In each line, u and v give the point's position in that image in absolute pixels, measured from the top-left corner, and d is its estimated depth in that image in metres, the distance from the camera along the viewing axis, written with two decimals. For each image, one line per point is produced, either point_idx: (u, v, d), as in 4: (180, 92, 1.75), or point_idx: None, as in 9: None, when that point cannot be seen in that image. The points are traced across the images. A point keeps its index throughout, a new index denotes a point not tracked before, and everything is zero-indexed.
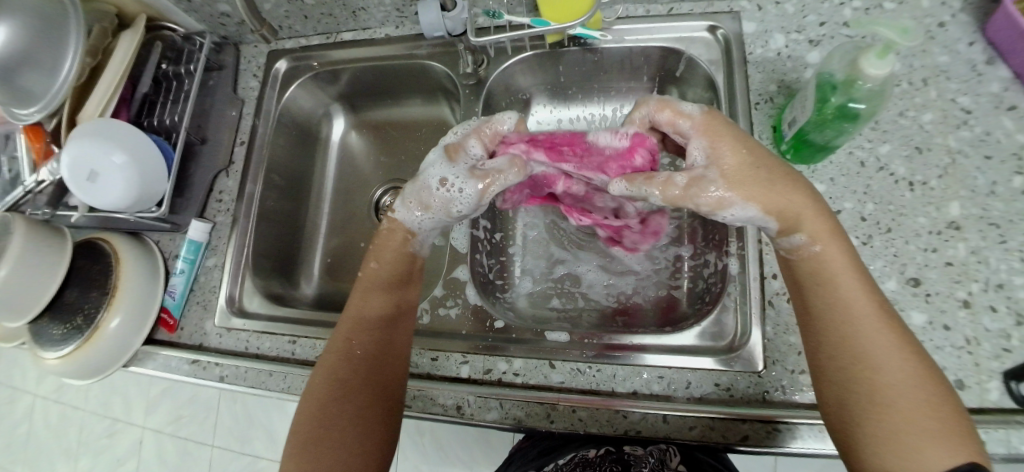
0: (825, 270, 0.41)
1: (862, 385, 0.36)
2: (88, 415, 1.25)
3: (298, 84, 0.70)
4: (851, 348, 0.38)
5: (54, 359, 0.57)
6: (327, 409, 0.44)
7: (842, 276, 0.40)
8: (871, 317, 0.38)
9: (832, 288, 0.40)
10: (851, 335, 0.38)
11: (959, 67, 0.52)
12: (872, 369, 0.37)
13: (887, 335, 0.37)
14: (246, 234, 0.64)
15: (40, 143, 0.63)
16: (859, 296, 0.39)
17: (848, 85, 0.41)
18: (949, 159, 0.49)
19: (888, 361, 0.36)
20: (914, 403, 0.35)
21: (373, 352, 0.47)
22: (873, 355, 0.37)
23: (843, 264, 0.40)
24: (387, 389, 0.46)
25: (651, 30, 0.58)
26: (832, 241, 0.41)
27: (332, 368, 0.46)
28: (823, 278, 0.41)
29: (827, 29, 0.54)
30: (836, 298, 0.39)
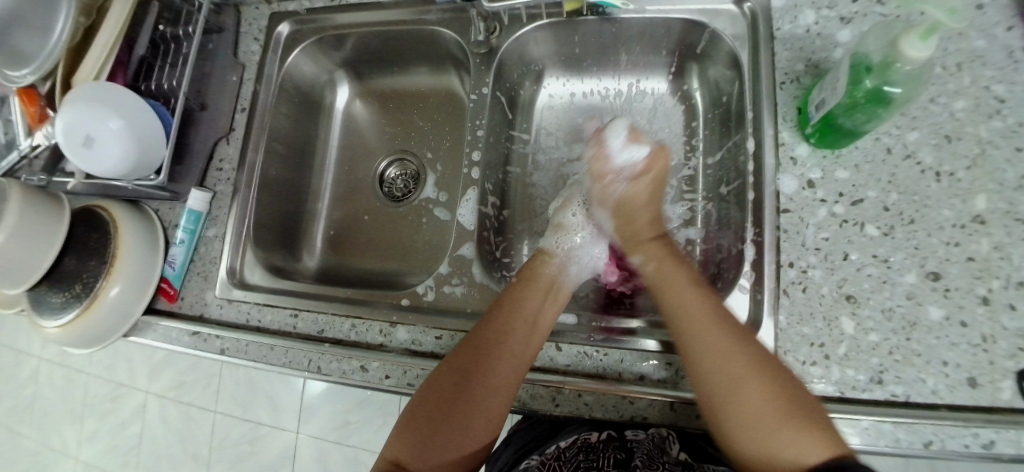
0: (670, 285, 0.46)
1: (710, 386, 0.39)
2: (93, 379, 1.26)
3: (301, 48, 0.67)
4: (696, 355, 0.41)
5: (54, 327, 0.56)
6: (441, 401, 0.43)
7: (680, 292, 0.45)
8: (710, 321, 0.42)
9: (671, 294, 0.46)
10: (692, 338, 0.41)
11: (998, 51, 0.49)
12: (714, 370, 0.39)
13: (727, 336, 0.40)
14: (246, 204, 0.63)
15: (35, 107, 0.60)
16: (697, 302, 0.43)
17: (884, 67, 0.39)
18: (979, 150, 0.47)
19: (728, 357, 0.39)
20: (762, 395, 0.37)
21: (499, 353, 0.44)
22: (705, 359, 0.40)
23: (682, 286, 0.46)
24: (507, 395, 0.43)
25: (674, 0, 0.55)
26: (678, 266, 0.48)
27: (454, 361, 0.45)
28: (667, 294, 0.46)
29: (861, 6, 0.51)
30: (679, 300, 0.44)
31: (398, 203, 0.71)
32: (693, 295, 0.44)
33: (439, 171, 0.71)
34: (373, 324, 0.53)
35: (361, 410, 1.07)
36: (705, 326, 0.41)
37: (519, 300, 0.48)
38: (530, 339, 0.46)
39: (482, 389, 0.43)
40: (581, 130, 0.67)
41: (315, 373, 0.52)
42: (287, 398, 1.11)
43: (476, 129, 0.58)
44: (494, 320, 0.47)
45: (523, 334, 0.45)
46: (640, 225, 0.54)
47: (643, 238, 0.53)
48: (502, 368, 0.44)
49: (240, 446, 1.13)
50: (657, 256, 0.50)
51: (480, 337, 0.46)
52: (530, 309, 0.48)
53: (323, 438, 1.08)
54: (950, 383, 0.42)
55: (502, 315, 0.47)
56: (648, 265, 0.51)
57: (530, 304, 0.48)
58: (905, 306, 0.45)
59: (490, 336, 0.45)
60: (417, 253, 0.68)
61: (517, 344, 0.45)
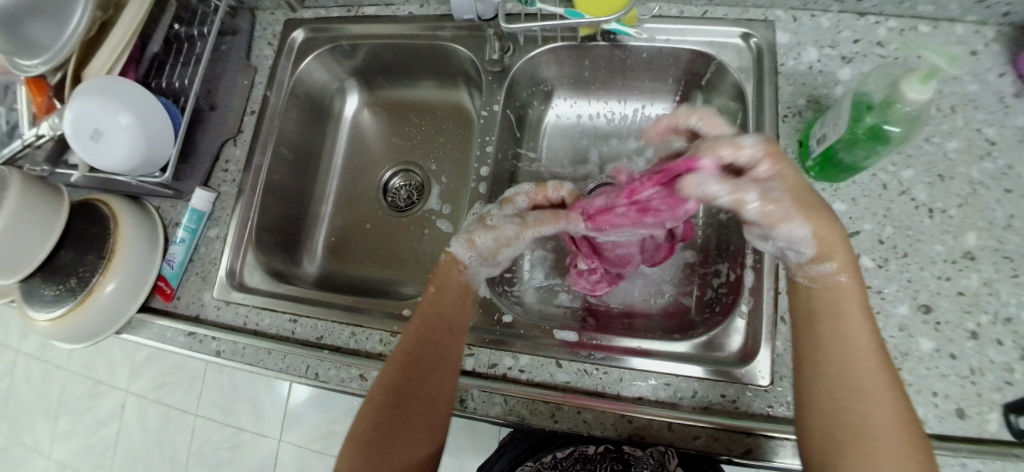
0: (842, 300, 0.39)
1: (842, 424, 0.35)
2: (72, 375, 1.23)
3: (314, 56, 0.68)
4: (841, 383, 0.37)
5: (45, 320, 0.55)
6: (385, 410, 0.44)
7: (845, 311, 0.39)
8: (869, 358, 0.37)
9: (832, 315, 0.39)
10: (845, 372, 0.37)
11: (988, 97, 0.52)
12: (862, 407, 0.35)
13: (885, 382, 0.36)
14: (251, 206, 0.63)
15: (42, 97, 0.60)
16: (864, 331, 0.38)
17: (885, 107, 0.41)
18: (969, 189, 0.49)
19: (871, 400, 0.35)
20: (897, 449, 0.34)
21: (436, 356, 0.46)
22: (858, 393, 0.36)
23: (853, 299, 0.39)
24: (448, 395, 0.45)
25: (683, 32, 0.57)
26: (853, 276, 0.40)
27: (393, 370, 0.46)
28: (828, 311, 0.40)
29: (860, 47, 0.53)
30: (843, 332, 0.38)
31: (401, 212, 0.72)
32: (863, 324, 0.38)
33: (444, 182, 0.72)
34: (373, 333, 0.53)
35: (347, 419, 1.06)
36: (865, 357, 0.37)
37: (436, 308, 0.49)
38: (455, 337, 0.48)
39: (422, 393, 0.44)
40: (585, 151, 0.68)
41: (313, 379, 0.52)
42: (272, 403, 1.09)
43: (485, 143, 0.59)
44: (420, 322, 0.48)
45: (450, 335, 0.48)
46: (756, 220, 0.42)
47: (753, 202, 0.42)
48: (441, 368, 0.46)
49: (220, 451, 1.10)
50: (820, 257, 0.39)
51: (414, 341, 0.47)
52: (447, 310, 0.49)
53: (307, 446, 1.06)
54: (939, 414, 0.43)
55: (421, 326, 0.48)
56: (836, 270, 0.40)
57: (448, 305, 0.50)
58: (898, 337, 0.46)
59: (426, 339, 0.47)
60: (418, 263, 0.68)
61: (439, 354, 0.46)
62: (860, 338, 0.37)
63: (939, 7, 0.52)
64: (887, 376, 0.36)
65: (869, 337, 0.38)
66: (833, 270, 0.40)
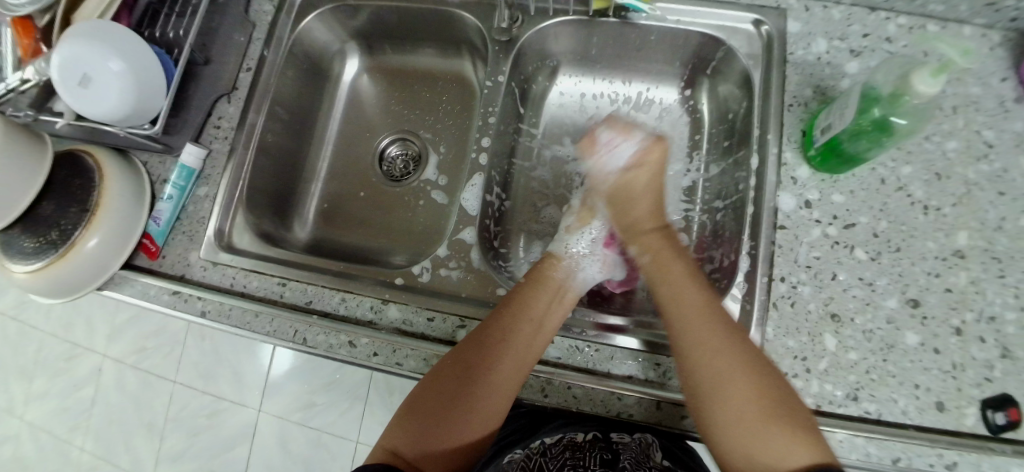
0: (672, 291, 0.47)
1: (709, 383, 0.40)
2: (48, 336, 1.20)
3: (316, 14, 0.65)
4: (696, 347, 0.42)
5: (23, 272, 0.53)
6: (444, 396, 0.44)
7: (685, 296, 0.46)
8: (707, 317, 0.44)
9: (673, 304, 0.46)
10: (702, 342, 0.42)
11: (990, 100, 0.52)
12: (719, 379, 0.40)
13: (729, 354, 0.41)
14: (243, 166, 0.61)
15: (29, 40, 0.57)
16: (696, 296, 0.45)
17: (892, 99, 0.41)
18: (965, 189, 0.50)
19: (721, 374, 0.40)
20: (751, 400, 0.39)
21: (504, 352, 0.45)
22: (699, 352, 0.42)
23: (685, 288, 0.47)
24: (507, 394, 0.45)
25: (695, 13, 0.56)
26: (678, 267, 0.49)
27: (457, 358, 0.46)
28: (672, 300, 0.47)
29: (869, 41, 0.53)
30: (687, 325, 0.44)
31: (397, 183, 0.70)
32: (701, 301, 0.45)
33: (442, 153, 0.70)
34: (364, 300, 0.52)
35: (328, 392, 1.05)
36: (712, 334, 0.42)
37: (525, 303, 0.48)
38: (542, 340, 0.47)
39: (482, 385, 0.44)
40: (587, 133, 0.67)
41: (301, 344, 0.51)
42: (253, 373, 1.08)
43: (488, 115, 0.58)
44: (499, 320, 0.47)
45: (529, 336, 0.46)
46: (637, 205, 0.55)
47: (643, 228, 0.54)
48: (507, 367, 0.44)
49: (198, 419, 1.09)
50: (653, 247, 0.52)
51: (485, 336, 0.46)
52: (538, 311, 0.48)
53: (287, 417, 1.05)
54: (919, 406, 0.44)
55: (505, 315, 0.48)
56: (644, 251, 0.53)
57: (536, 306, 0.48)
58: (884, 329, 0.47)
59: (494, 333, 0.46)
60: (412, 235, 0.67)
61: (515, 347, 0.45)
62: (701, 326, 0.43)
63: (949, 6, 0.52)
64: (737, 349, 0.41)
65: (717, 337, 0.42)
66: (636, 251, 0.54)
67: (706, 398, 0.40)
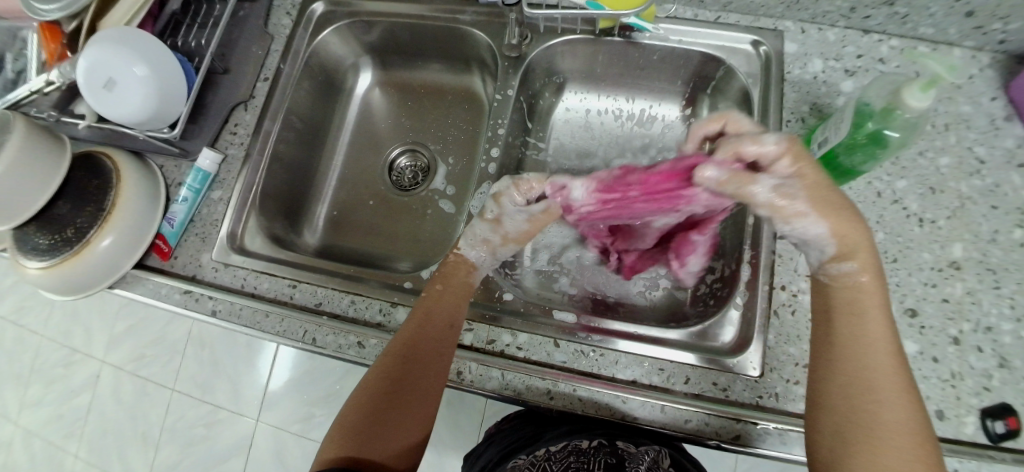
0: (857, 295, 0.40)
1: (869, 406, 0.35)
2: (47, 342, 1.20)
3: (333, 29, 0.68)
4: (862, 383, 0.36)
5: (37, 268, 0.54)
6: (375, 400, 0.44)
7: (866, 307, 0.39)
8: (885, 356, 0.37)
9: (846, 323, 0.39)
10: (869, 375, 0.37)
11: (980, 118, 0.54)
12: (877, 406, 0.35)
13: (897, 380, 0.36)
14: (257, 171, 0.63)
15: (55, 45, 0.59)
16: (878, 325, 0.38)
17: (885, 114, 0.43)
18: (958, 203, 0.51)
19: (884, 401, 0.35)
20: (908, 450, 0.33)
21: (424, 346, 0.46)
22: (866, 389, 0.36)
23: (873, 297, 0.39)
24: (437, 383, 0.45)
25: (696, 34, 0.59)
26: (874, 280, 0.40)
27: (383, 363, 0.45)
28: (849, 303, 0.40)
29: (863, 62, 0.56)
30: (862, 330, 0.38)
31: (405, 192, 0.72)
32: (884, 336, 0.38)
33: (450, 164, 0.72)
34: (374, 302, 0.53)
35: (327, 403, 1.04)
36: (885, 351, 0.37)
37: (436, 300, 0.49)
38: (457, 331, 0.48)
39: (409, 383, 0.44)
40: (593, 147, 0.69)
41: (309, 345, 0.52)
42: (252, 382, 1.08)
43: (497, 126, 0.60)
44: (415, 318, 0.48)
45: (445, 328, 0.47)
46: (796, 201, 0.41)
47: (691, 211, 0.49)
48: (429, 360, 0.45)
49: (195, 428, 1.08)
50: (868, 268, 0.40)
51: (405, 335, 0.46)
52: (451, 305, 0.49)
53: (285, 427, 1.05)
54: None
55: (419, 314, 0.48)
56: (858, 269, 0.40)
57: (445, 300, 0.49)
58: None
59: (411, 331, 0.46)
60: (419, 242, 0.68)
61: (433, 340, 0.46)
62: (880, 336, 0.37)
63: (938, 30, 0.55)
64: (901, 374, 0.37)
65: (893, 360, 0.37)
66: (853, 270, 0.40)
67: (855, 419, 0.36)
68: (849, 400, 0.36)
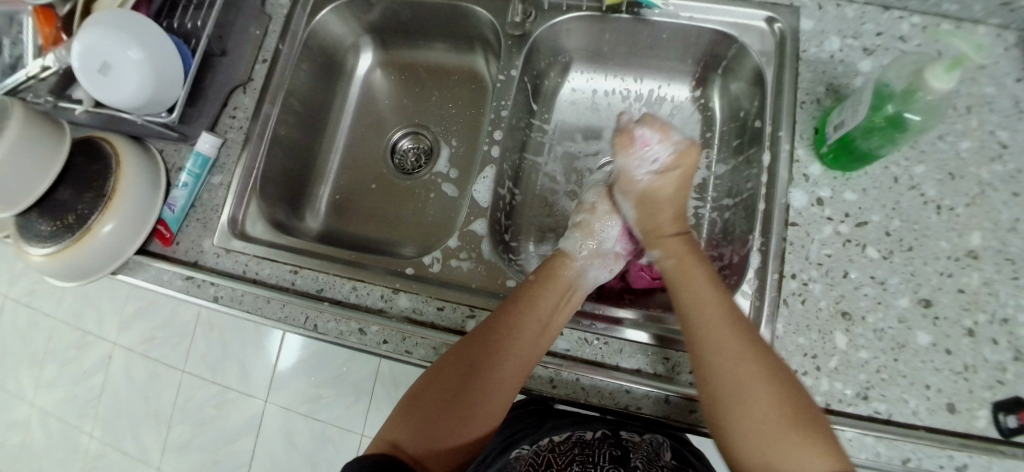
0: (683, 284, 0.47)
1: (731, 381, 0.39)
2: (59, 324, 1.22)
3: (331, 7, 0.66)
4: (720, 357, 0.40)
5: (40, 255, 0.54)
6: (447, 391, 0.43)
7: (693, 280, 0.47)
8: (727, 323, 0.42)
9: (692, 302, 0.45)
10: (721, 348, 0.41)
11: (1005, 100, 0.52)
12: (742, 386, 0.39)
13: (750, 357, 0.40)
14: (257, 155, 0.62)
15: (50, 29, 0.58)
16: (715, 301, 0.44)
17: (906, 95, 0.41)
18: (978, 190, 0.49)
19: (751, 379, 0.39)
20: (780, 420, 0.36)
21: (508, 346, 0.45)
22: (718, 359, 0.40)
23: (694, 270, 0.48)
24: (510, 389, 0.44)
25: (708, 11, 0.56)
26: (692, 256, 0.49)
27: (462, 354, 0.45)
28: (687, 304, 0.45)
29: (883, 40, 0.53)
30: (699, 309, 0.44)
31: (407, 176, 0.71)
32: (723, 309, 0.43)
33: (453, 147, 0.71)
34: (375, 289, 0.53)
35: (333, 386, 1.05)
36: (726, 323, 0.42)
37: (534, 302, 0.48)
38: (547, 341, 0.46)
39: (485, 378, 0.43)
40: (599, 130, 0.67)
41: (312, 331, 0.52)
42: (259, 365, 1.09)
43: (500, 108, 0.59)
44: (503, 317, 0.47)
45: (537, 335, 0.46)
46: (666, 219, 0.53)
47: (665, 233, 0.52)
48: (510, 364, 0.44)
49: (205, 409, 1.10)
50: (677, 251, 0.50)
51: (490, 331, 0.46)
52: (546, 309, 0.48)
53: (292, 409, 1.06)
54: (930, 406, 0.44)
55: (512, 312, 0.47)
56: (669, 255, 0.51)
57: (545, 304, 0.48)
58: (895, 329, 0.46)
59: (500, 330, 0.45)
60: (422, 227, 0.67)
61: (521, 342, 0.45)
62: (715, 313, 0.43)
63: (965, 6, 0.52)
64: (754, 345, 0.41)
65: (738, 336, 0.41)
66: (656, 255, 0.52)
67: (725, 402, 0.39)
68: (712, 387, 0.40)
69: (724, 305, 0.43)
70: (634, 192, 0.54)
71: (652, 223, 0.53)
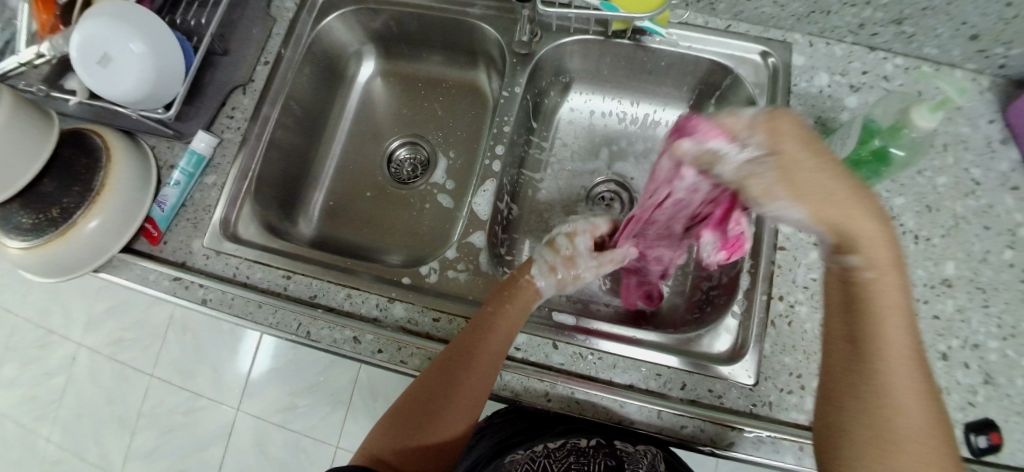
0: (871, 293, 0.34)
1: (884, 407, 0.31)
2: (22, 321, 1.16)
3: (337, 15, 0.66)
4: (884, 392, 0.32)
5: (17, 248, 0.52)
6: (423, 398, 0.43)
7: (885, 301, 0.34)
8: (910, 358, 0.32)
9: (878, 322, 0.33)
10: (890, 379, 0.32)
11: (977, 140, 0.55)
12: (899, 419, 0.31)
13: (918, 398, 0.32)
14: (253, 157, 0.61)
15: (48, 16, 0.57)
16: (904, 334, 0.33)
17: (892, 131, 0.43)
18: (953, 222, 0.52)
19: (908, 416, 0.31)
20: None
21: (476, 354, 0.43)
22: (890, 397, 0.32)
23: (889, 277, 0.34)
24: (484, 384, 0.43)
25: (706, 41, 0.59)
26: (892, 267, 0.34)
27: (433, 367, 0.44)
28: (868, 303, 0.34)
29: (868, 78, 0.56)
30: (882, 328, 0.33)
31: (404, 185, 0.71)
32: (909, 342, 0.33)
33: (452, 157, 0.71)
34: (371, 297, 0.53)
35: (312, 394, 1.03)
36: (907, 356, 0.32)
37: (501, 308, 0.47)
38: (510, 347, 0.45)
39: (456, 389, 0.42)
40: (595, 148, 0.69)
41: (304, 338, 0.51)
42: (234, 371, 1.05)
43: (502, 123, 0.60)
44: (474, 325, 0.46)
45: (502, 343, 0.45)
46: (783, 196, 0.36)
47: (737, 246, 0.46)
48: (477, 374, 0.43)
49: (175, 415, 1.06)
50: (883, 260, 0.34)
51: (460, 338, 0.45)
52: (512, 317, 0.46)
53: (266, 418, 1.03)
54: None
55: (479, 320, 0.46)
56: (858, 257, 0.35)
57: (511, 312, 0.47)
58: None
59: (467, 341, 0.44)
60: (417, 236, 0.67)
61: (487, 350, 0.44)
62: (899, 339, 0.32)
63: (942, 52, 0.56)
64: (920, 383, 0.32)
65: (915, 374, 0.32)
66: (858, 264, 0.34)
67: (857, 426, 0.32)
68: (858, 411, 0.32)
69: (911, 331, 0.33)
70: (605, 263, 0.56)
71: (836, 207, 0.34)
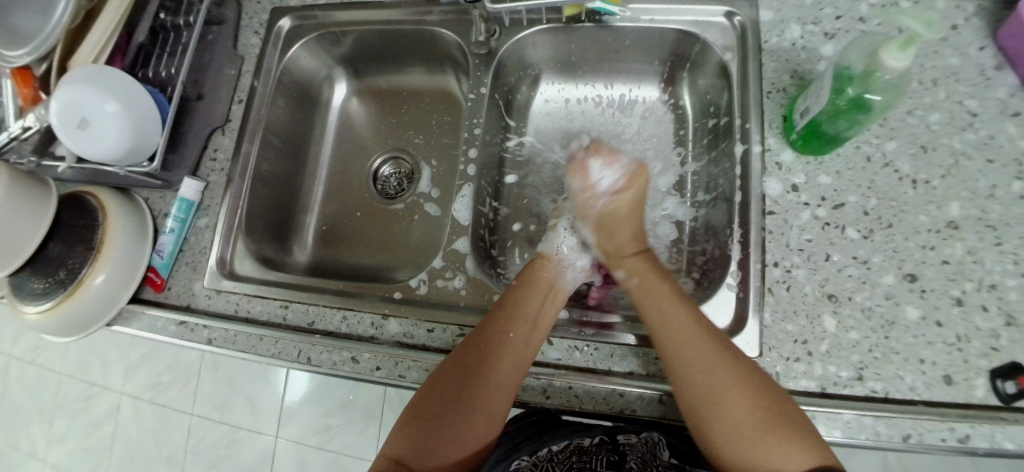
0: (648, 295, 0.48)
1: (684, 366, 0.41)
2: (66, 377, 1.22)
3: (301, 44, 0.68)
4: (701, 377, 0.40)
5: (34, 313, 0.55)
6: (443, 402, 0.43)
7: (662, 301, 0.46)
8: (699, 335, 0.42)
9: (654, 309, 0.46)
10: (688, 365, 0.41)
11: (970, 69, 0.52)
12: (706, 383, 0.40)
13: (722, 362, 0.40)
14: (240, 195, 0.63)
15: (29, 89, 0.59)
16: (679, 314, 0.44)
17: (865, 76, 0.41)
18: (953, 160, 0.50)
19: (722, 385, 0.39)
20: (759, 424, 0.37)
21: (500, 346, 0.45)
22: (688, 377, 0.41)
23: (660, 288, 0.48)
24: (517, 377, 0.44)
25: (667, 11, 0.57)
26: (655, 275, 0.49)
27: (455, 361, 0.45)
28: (647, 302, 0.47)
29: (843, 23, 0.54)
30: (663, 308, 0.45)
31: (391, 200, 0.72)
32: (688, 320, 0.43)
33: (434, 166, 0.72)
34: (365, 317, 0.54)
35: (342, 415, 1.05)
36: (693, 332, 0.42)
37: (520, 300, 0.49)
38: (538, 334, 0.47)
39: (481, 383, 0.43)
40: (575, 137, 0.68)
41: (305, 364, 0.52)
42: (266, 401, 1.09)
43: (473, 126, 0.60)
44: (497, 316, 0.47)
45: (528, 334, 0.46)
46: (623, 237, 0.54)
47: (626, 253, 0.53)
48: (506, 363, 0.44)
49: (217, 450, 1.10)
50: (638, 269, 0.51)
51: (481, 331, 0.46)
52: (533, 307, 0.48)
53: (304, 441, 1.06)
54: (927, 380, 0.44)
55: (502, 316, 0.47)
56: (632, 274, 0.51)
57: (532, 303, 0.49)
58: (884, 306, 0.46)
59: (490, 334, 0.46)
60: (410, 249, 0.68)
61: (517, 340, 0.45)
62: (679, 318, 0.44)
63: None
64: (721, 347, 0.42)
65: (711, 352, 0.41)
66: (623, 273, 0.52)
67: (684, 383, 0.41)
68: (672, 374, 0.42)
69: (685, 310, 0.44)
70: (591, 215, 0.55)
71: (619, 248, 0.53)
